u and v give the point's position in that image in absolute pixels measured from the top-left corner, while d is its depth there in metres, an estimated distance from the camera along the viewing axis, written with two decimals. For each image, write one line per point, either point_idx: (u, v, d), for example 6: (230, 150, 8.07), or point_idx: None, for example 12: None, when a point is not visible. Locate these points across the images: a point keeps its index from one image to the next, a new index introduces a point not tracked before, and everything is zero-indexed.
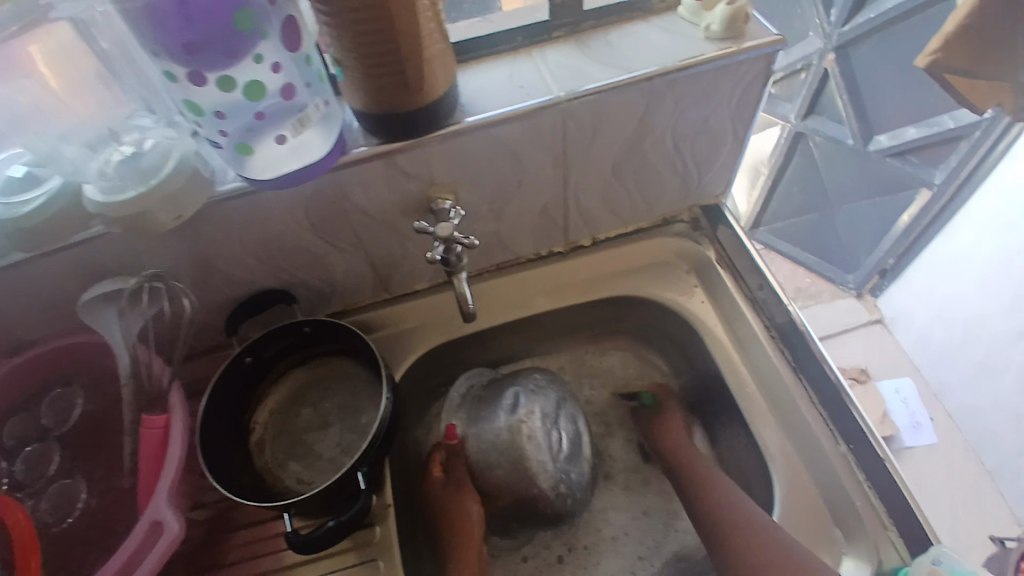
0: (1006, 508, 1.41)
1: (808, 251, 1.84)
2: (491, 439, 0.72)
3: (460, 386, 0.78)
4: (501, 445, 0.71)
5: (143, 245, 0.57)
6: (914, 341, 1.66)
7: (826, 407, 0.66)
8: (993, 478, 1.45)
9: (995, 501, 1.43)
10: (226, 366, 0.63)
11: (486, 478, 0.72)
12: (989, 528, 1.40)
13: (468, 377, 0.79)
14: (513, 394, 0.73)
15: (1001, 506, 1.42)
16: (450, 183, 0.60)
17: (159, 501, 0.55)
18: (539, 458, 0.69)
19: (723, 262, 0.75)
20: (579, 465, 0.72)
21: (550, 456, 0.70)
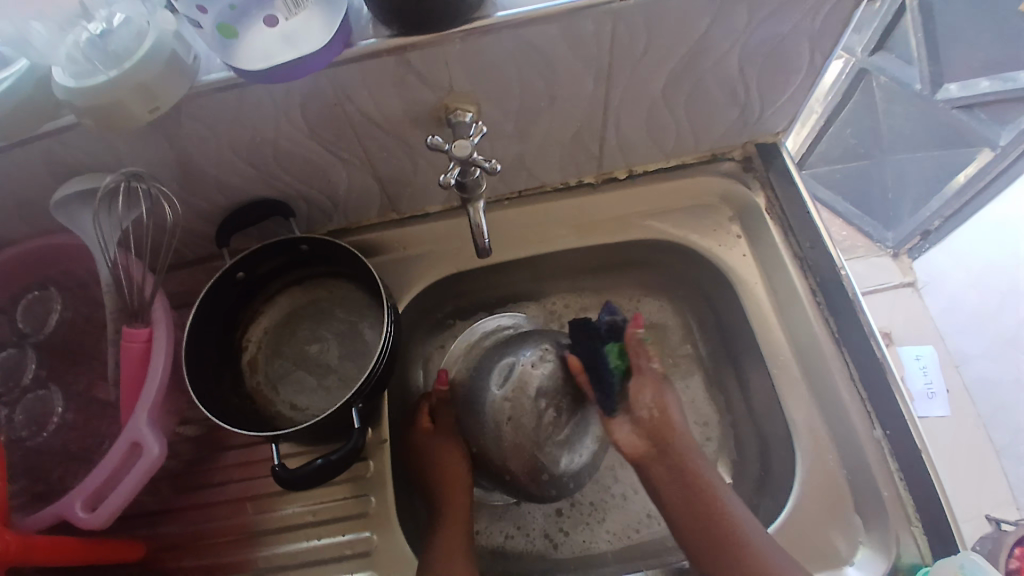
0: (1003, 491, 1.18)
1: (848, 203, 1.32)
2: (480, 406, 0.66)
3: (489, 325, 0.75)
4: (486, 417, 0.66)
5: (115, 139, 0.50)
6: (942, 314, 1.31)
7: (867, 388, 0.60)
8: (999, 454, 1.21)
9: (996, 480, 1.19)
10: (215, 279, 0.58)
11: (474, 442, 0.67)
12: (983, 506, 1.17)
13: (487, 324, 0.74)
14: (510, 362, 0.67)
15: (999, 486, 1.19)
16: (472, 92, 0.52)
17: (140, 423, 0.52)
18: (517, 441, 0.64)
19: (774, 212, 0.67)
20: (571, 450, 0.66)
21: (536, 439, 0.64)
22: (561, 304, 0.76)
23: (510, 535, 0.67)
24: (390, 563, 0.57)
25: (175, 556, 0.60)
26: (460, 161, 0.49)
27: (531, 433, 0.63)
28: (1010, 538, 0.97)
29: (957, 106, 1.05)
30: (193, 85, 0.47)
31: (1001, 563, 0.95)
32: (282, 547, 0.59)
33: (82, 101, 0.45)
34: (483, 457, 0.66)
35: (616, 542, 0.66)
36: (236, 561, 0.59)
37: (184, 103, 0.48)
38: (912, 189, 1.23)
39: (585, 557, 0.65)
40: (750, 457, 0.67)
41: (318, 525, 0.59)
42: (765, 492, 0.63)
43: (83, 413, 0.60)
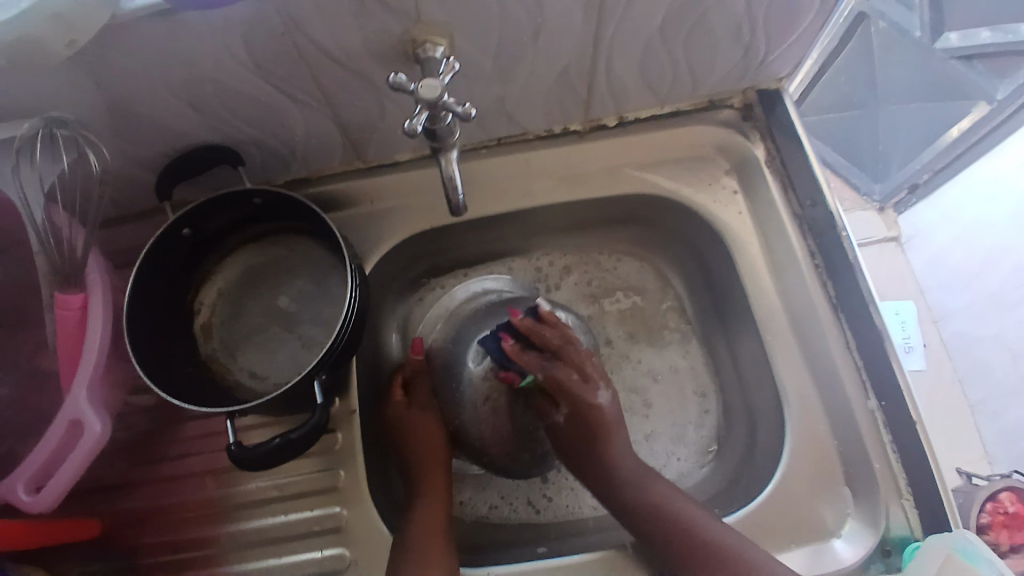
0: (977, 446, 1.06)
1: (836, 152, 1.13)
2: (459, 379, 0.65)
3: (477, 287, 0.70)
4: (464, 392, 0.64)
5: (31, 77, 0.43)
6: (925, 269, 1.15)
7: (864, 356, 0.57)
8: (973, 413, 1.08)
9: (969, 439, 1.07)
10: (157, 237, 0.51)
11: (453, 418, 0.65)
12: (955, 459, 1.05)
13: (479, 284, 0.71)
14: (490, 338, 0.66)
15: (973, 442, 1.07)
16: (445, 22, 0.45)
17: (78, 398, 0.47)
18: (493, 422, 0.63)
19: (774, 166, 0.62)
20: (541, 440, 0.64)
21: (514, 418, 0.64)
22: (546, 262, 0.72)
23: (495, 505, 0.64)
24: (364, 540, 0.54)
25: (135, 533, 0.57)
26: (430, 105, 0.43)
27: (507, 418, 0.63)
28: (981, 493, 0.84)
29: (957, 56, 0.92)
30: (116, 13, 0.39)
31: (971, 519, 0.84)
32: (247, 524, 0.56)
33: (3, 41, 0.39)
34: (460, 434, 0.65)
35: (600, 508, 0.64)
36: (199, 538, 0.56)
37: (110, 34, 0.41)
38: (904, 144, 1.07)
39: (569, 522, 0.63)
40: (738, 425, 0.65)
41: (284, 500, 0.56)
42: (752, 461, 0.61)
43: (20, 386, 0.54)
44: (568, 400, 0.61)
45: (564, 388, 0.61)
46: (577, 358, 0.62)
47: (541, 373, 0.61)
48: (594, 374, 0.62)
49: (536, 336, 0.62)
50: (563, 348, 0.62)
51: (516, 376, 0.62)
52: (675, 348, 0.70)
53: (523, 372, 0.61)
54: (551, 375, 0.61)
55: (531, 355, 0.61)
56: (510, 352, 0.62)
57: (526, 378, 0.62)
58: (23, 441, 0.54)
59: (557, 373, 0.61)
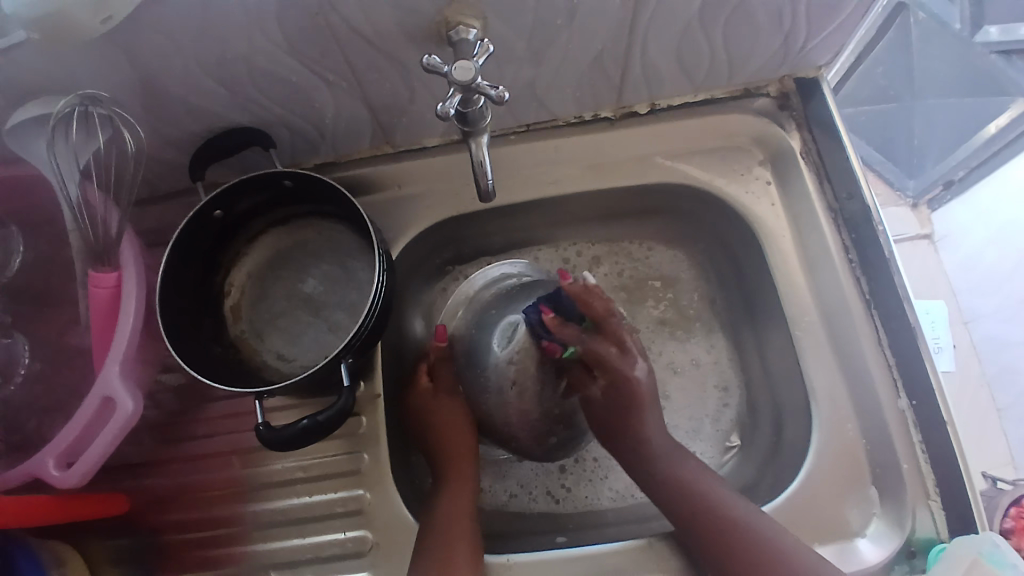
0: (1003, 449, 1.02)
1: (872, 148, 1.07)
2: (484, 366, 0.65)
3: (493, 273, 0.67)
4: (492, 377, 0.64)
5: (70, 53, 0.43)
6: (959, 270, 1.08)
7: (896, 354, 0.56)
8: (1000, 417, 1.04)
9: (995, 443, 1.03)
10: (190, 217, 0.52)
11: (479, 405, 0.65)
12: (982, 462, 1.01)
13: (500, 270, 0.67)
14: (513, 322, 0.64)
15: (999, 446, 1.02)
16: (478, 2, 0.44)
17: (110, 375, 0.48)
18: (522, 405, 0.63)
19: (810, 156, 0.61)
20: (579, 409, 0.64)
21: (542, 401, 0.63)
22: (573, 252, 0.71)
23: (514, 494, 0.64)
24: (384, 524, 0.55)
25: (161, 510, 0.58)
26: (463, 87, 0.42)
27: (534, 398, 0.63)
28: (1007, 496, 0.80)
29: (997, 50, 0.91)
30: None
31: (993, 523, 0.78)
32: (269, 503, 0.57)
33: (29, 14, 0.39)
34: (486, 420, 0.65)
35: (619, 500, 0.63)
36: (223, 516, 0.57)
37: (145, 11, 0.41)
38: (939, 138, 1.03)
39: (589, 513, 0.63)
40: (762, 420, 0.64)
41: (307, 482, 0.57)
42: (776, 458, 0.60)
43: (54, 361, 0.55)
44: (608, 373, 0.61)
45: (606, 362, 0.60)
46: (621, 331, 0.60)
47: (584, 346, 0.61)
48: (633, 347, 0.61)
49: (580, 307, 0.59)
50: (607, 323, 0.60)
51: (558, 347, 0.62)
52: (699, 341, 0.69)
53: (565, 344, 0.61)
54: (593, 350, 0.61)
55: (572, 329, 0.60)
56: (549, 326, 0.60)
57: (567, 350, 0.62)
58: (56, 415, 0.55)
59: (598, 348, 0.60)
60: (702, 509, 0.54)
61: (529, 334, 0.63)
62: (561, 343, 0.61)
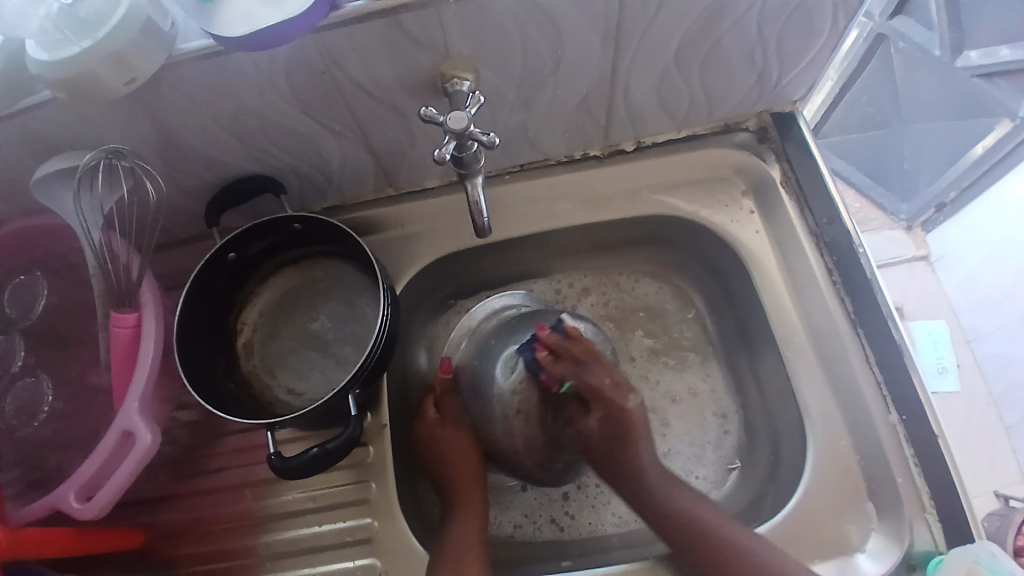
0: (1014, 468, 1.02)
1: (863, 173, 1.11)
2: (489, 397, 0.65)
3: (497, 303, 0.70)
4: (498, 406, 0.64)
5: (98, 112, 0.47)
6: (957, 290, 1.11)
7: (883, 370, 0.58)
8: (1009, 436, 1.03)
9: (1006, 461, 1.02)
10: (206, 260, 0.55)
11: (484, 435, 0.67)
12: (993, 481, 1.00)
13: (500, 301, 0.70)
14: (514, 352, 0.65)
15: (1010, 464, 1.02)
16: (471, 56, 0.49)
17: (130, 409, 0.50)
18: (528, 432, 0.63)
19: (790, 185, 0.64)
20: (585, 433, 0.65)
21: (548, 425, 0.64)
22: (565, 284, 0.74)
23: (519, 524, 0.65)
24: (393, 552, 0.56)
25: (174, 544, 0.59)
26: (457, 135, 0.46)
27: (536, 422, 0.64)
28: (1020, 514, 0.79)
29: (978, 74, 0.87)
30: (171, 54, 0.44)
31: (1008, 542, 0.77)
32: (280, 534, 0.58)
33: (55, 76, 0.42)
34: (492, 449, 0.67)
35: (623, 525, 0.65)
36: (236, 547, 0.58)
37: (165, 71, 0.45)
38: (930, 162, 1.04)
39: (593, 539, 0.64)
40: (760, 443, 0.65)
41: (318, 512, 0.58)
42: (775, 479, 0.61)
43: (74, 401, 0.58)
44: (602, 404, 0.63)
45: (599, 393, 0.63)
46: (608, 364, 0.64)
47: (578, 380, 0.63)
48: (622, 379, 0.64)
49: (563, 351, 0.62)
50: (591, 361, 0.63)
51: (555, 384, 0.63)
52: (695, 371, 0.71)
53: (560, 379, 0.63)
54: (586, 382, 0.63)
55: (564, 364, 0.62)
56: (544, 363, 0.62)
57: (563, 386, 0.63)
58: (75, 452, 0.57)
59: (592, 379, 0.63)
60: (701, 528, 0.55)
61: (527, 371, 0.64)
62: (556, 378, 0.63)
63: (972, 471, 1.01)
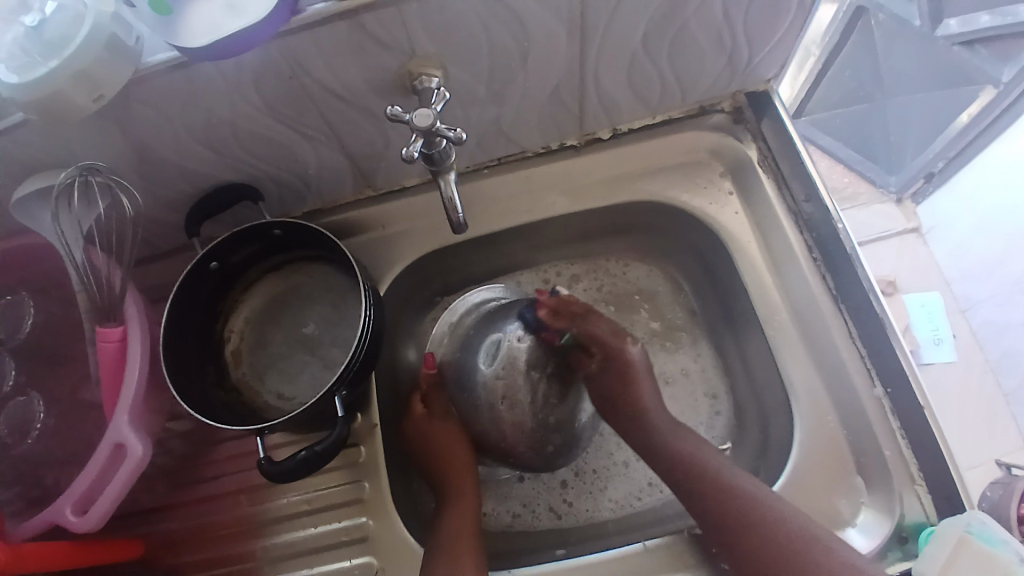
0: (1014, 435, 1.01)
1: (849, 148, 1.10)
2: (474, 386, 0.66)
3: (473, 299, 0.71)
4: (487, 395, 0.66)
5: (69, 132, 0.48)
6: (949, 260, 1.11)
7: (866, 344, 0.58)
8: (1008, 403, 1.03)
9: (1005, 429, 1.02)
10: (188, 271, 0.56)
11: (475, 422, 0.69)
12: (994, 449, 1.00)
13: (483, 292, 0.71)
14: (496, 339, 0.66)
15: (1010, 432, 1.01)
16: (437, 54, 0.49)
17: (120, 423, 0.51)
18: (516, 417, 0.64)
19: (766, 165, 0.64)
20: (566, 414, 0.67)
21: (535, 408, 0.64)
22: (553, 272, 0.74)
23: (518, 514, 0.66)
24: (390, 549, 0.57)
25: (174, 553, 0.60)
26: (424, 132, 0.46)
27: (525, 409, 0.64)
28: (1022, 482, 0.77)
29: (958, 42, 0.88)
30: (138, 68, 0.44)
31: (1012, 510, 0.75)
32: (280, 537, 0.59)
33: (27, 97, 0.42)
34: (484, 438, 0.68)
35: (619, 510, 0.65)
36: (236, 552, 0.59)
37: (132, 86, 0.45)
38: (916, 133, 1.03)
39: (591, 526, 0.65)
40: (749, 421, 0.66)
41: (314, 514, 0.59)
42: (765, 457, 0.62)
43: (67, 417, 0.59)
44: (602, 347, 0.66)
45: (599, 338, 0.66)
46: (605, 317, 0.68)
47: (576, 330, 0.67)
48: (620, 327, 0.67)
49: (562, 308, 0.65)
50: (589, 312, 0.66)
51: (555, 336, 0.66)
52: (686, 351, 0.71)
53: (562, 331, 0.66)
54: (587, 330, 0.66)
55: (564, 318, 0.66)
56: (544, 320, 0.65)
57: (563, 338, 0.67)
58: (70, 467, 0.58)
59: (593, 328, 0.66)
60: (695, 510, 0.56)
61: (504, 365, 0.65)
62: (558, 330, 0.66)
63: (973, 441, 1.01)
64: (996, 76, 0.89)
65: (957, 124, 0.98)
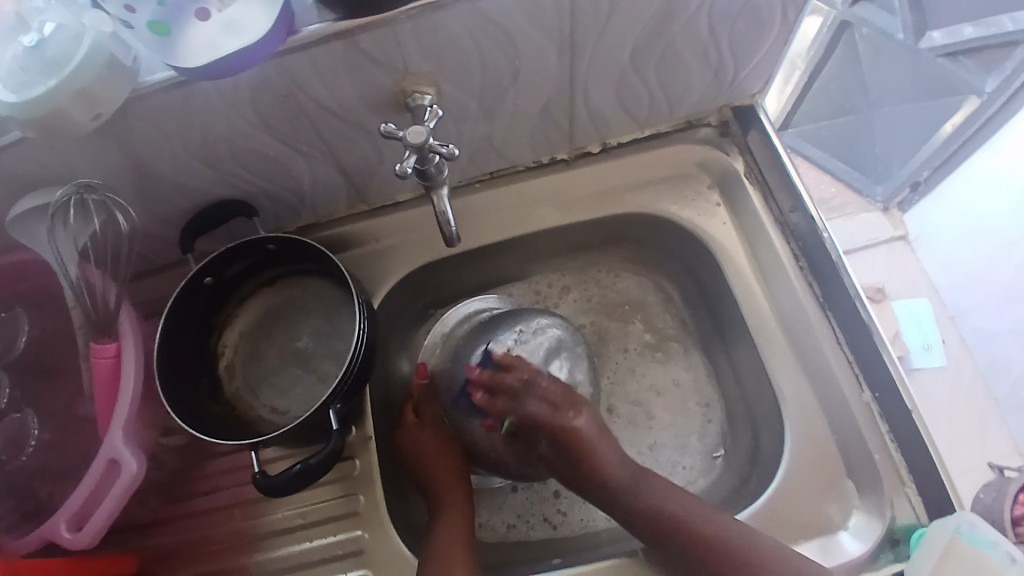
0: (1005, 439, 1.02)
1: (838, 160, 1.12)
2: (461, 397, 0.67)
3: (466, 310, 0.72)
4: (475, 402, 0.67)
5: (65, 150, 0.48)
6: (937, 267, 1.12)
7: (854, 351, 0.59)
8: (998, 408, 1.04)
9: (996, 434, 1.02)
10: (182, 286, 0.56)
11: None
12: (985, 454, 1.00)
13: (478, 302, 0.72)
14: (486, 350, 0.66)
15: (1001, 436, 1.02)
16: (430, 71, 0.50)
17: (114, 439, 0.51)
18: None
19: (753, 177, 0.65)
20: None
21: None
22: (545, 285, 0.75)
23: (512, 524, 0.66)
24: (386, 560, 0.57)
25: (169, 569, 0.60)
26: (417, 149, 0.47)
27: None
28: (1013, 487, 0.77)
29: (943, 54, 0.89)
30: (136, 86, 0.45)
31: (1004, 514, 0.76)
32: (275, 550, 0.59)
33: (27, 116, 0.43)
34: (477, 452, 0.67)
35: (614, 519, 0.66)
36: (232, 567, 0.59)
37: (129, 105, 0.45)
38: (902, 142, 1.05)
39: (586, 535, 0.65)
40: (742, 430, 0.66)
41: (308, 527, 0.59)
42: (757, 464, 0.63)
43: (61, 433, 0.59)
44: (547, 433, 0.59)
45: (538, 423, 0.60)
46: (545, 390, 0.60)
47: (514, 415, 0.61)
48: (565, 400, 0.60)
49: (496, 387, 0.61)
50: (524, 390, 0.60)
51: (494, 422, 0.64)
52: (678, 362, 0.72)
53: (500, 416, 0.62)
54: (524, 413, 0.60)
55: (501, 399, 0.61)
56: (480, 400, 0.62)
57: (505, 422, 0.62)
58: (64, 483, 0.57)
59: (530, 413, 0.59)
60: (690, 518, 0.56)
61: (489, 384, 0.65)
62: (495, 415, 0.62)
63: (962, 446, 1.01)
64: (980, 86, 0.91)
65: (943, 132, 1.00)
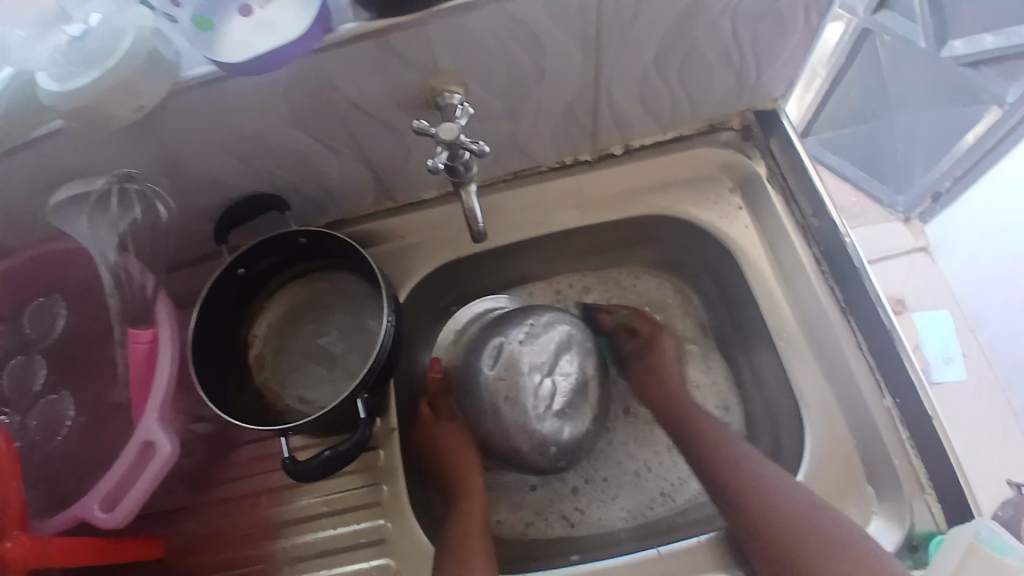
0: None
1: (856, 166, 1.13)
2: (473, 390, 0.66)
3: (477, 309, 0.73)
4: (485, 396, 0.66)
5: (108, 141, 0.50)
6: (959, 274, 1.10)
7: (875, 356, 0.59)
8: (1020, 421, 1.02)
9: None
10: (216, 277, 0.58)
11: None
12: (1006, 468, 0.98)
13: (492, 300, 0.73)
14: (498, 343, 0.66)
15: None
16: (458, 71, 0.51)
17: (150, 422, 0.52)
18: (517, 418, 0.64)
19: (775, 180, 0.66)
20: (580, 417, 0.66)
21: (536, 414, 0.64)
22: (564, 284, 0.76)
23: (530, 522, 0.67)
24: (406, 550, 0.58)
25: (195, 554, 0.61)
26: (448, 144, 0.48)
27: (526, 409, 0.64)
28: None
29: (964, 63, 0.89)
30: (176, 80, 0.46)
31: None
32: (298, 538, 0.60)
33: (69, 104, 0.46)
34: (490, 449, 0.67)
35: (631, 518, 0.66)
36: (255, 553, 0.60)
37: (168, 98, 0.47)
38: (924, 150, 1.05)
39: (603, 534, 0.65)
40: (761, 433, 0.66)
41: (332, 515, 0.60)
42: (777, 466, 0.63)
43: (95, 416, 0.60)
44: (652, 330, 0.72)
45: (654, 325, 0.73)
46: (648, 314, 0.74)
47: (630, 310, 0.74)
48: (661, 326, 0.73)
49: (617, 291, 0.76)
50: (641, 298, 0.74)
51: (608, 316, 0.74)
52: (697, 364, 0.73)
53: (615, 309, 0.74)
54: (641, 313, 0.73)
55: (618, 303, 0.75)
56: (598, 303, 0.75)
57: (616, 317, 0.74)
58: (95, 466, 0.59)
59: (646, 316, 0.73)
60: None
61: (507, 367, 0.65)
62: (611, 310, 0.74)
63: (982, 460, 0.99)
64: (1001, 95, 0.89)
65: (964, 142, 0.99)
